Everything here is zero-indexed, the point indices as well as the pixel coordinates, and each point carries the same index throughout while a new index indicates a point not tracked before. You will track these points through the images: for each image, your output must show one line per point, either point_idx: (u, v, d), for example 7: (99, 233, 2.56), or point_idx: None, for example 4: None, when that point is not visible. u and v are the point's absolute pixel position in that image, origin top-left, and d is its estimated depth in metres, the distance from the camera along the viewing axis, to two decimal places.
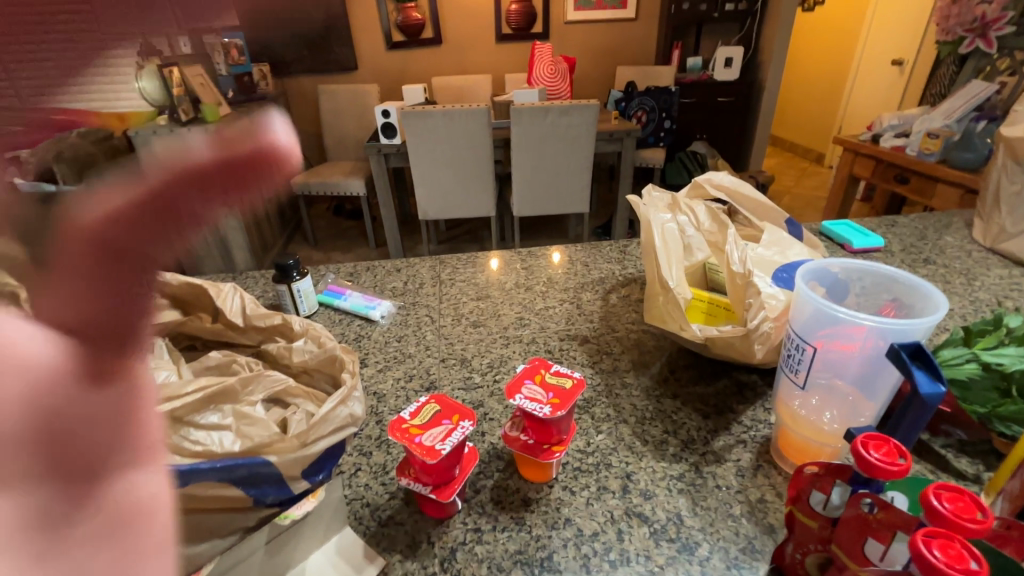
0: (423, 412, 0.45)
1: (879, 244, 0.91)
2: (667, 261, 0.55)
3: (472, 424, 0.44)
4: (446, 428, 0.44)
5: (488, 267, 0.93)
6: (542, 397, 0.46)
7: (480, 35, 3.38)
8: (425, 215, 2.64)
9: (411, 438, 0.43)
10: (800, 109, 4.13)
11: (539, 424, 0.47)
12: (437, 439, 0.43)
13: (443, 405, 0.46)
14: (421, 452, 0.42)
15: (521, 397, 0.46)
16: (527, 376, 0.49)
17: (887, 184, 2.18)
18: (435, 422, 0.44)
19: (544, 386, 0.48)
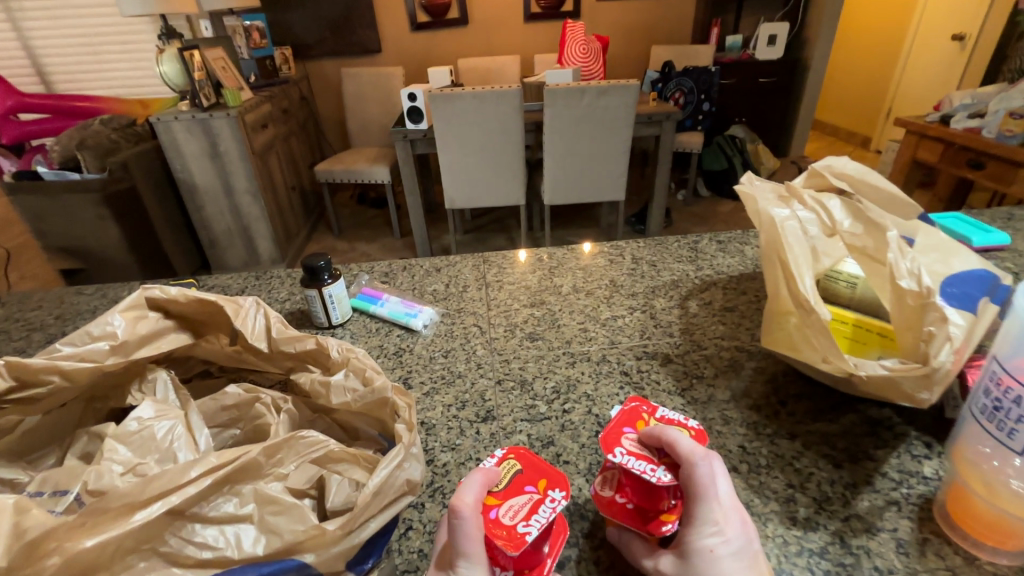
0: (502, 471, 0.37)
1: (1004, 242, 0.77)
2: (805, 271, 0.42)
3: (564, 497, 0.35)
4: (531, 500, 0.35)
5: (518, 260, 0.84)
6: (653, 456, 0.36)
7: (508, 14, 3.23)
8: (451, 204, 2.53)
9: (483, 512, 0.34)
10: (846, 90, 3.88)
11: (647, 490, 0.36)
12: (519, 516, 0.34)
13: (526, 465, 0.38)
14: (503, 533, 0.33)
15: (626, 453, 0.37)
16: (626, 423, 0.39)
17: (956, 169, 1.98)
18: (518, 493, 0.35)
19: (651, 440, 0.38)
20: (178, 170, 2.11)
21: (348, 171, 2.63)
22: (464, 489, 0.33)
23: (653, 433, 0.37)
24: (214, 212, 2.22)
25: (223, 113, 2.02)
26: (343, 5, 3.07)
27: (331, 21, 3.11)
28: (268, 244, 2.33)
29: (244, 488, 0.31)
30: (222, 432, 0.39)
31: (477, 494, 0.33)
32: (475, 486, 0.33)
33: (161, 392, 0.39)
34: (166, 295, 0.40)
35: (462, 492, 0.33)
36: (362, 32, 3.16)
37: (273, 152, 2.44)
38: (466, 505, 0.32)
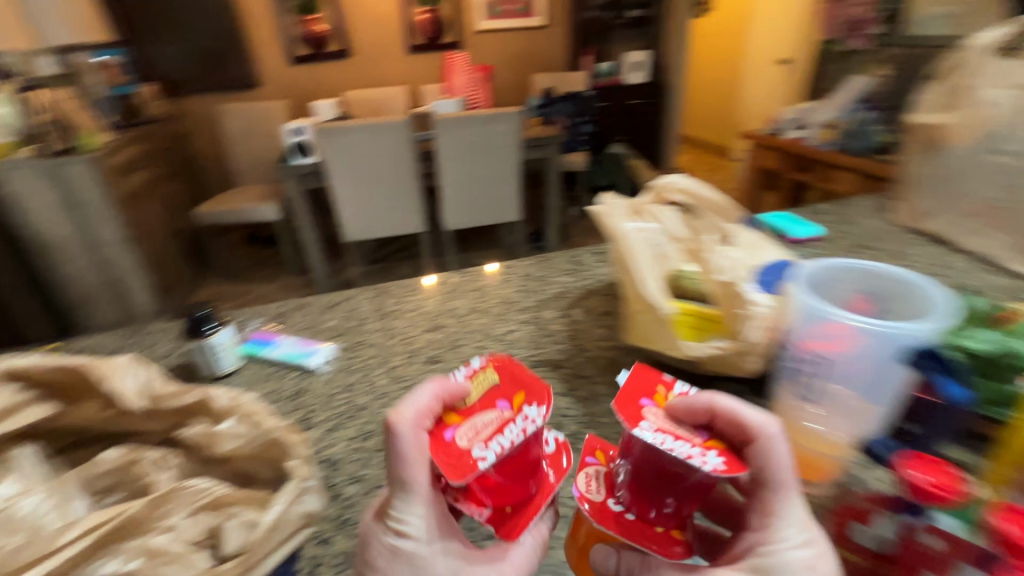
0: (475, 387, 0.41)
1: (819, 233, 0.94)
2: (648, 275, 0.50)
3: (533, 416, 0.37)
4: (497, 419, 0.38)
5: (421, 286, 0.87)
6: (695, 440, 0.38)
7: (389, 46, 3.28)
8: (349, 237, 2.48)
9: (444, 432, 0.39)
10: (703, 108, 4.41)
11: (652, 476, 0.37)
12: (473, 438, 0.37)
13: (502, 381, 0.41)
14: (454, 454, 0.37)
15: (656, 429, 0.37)
16: (647, 402, 0.40)
17: (792, 172, 2.34)
18: (488, 410, 0.40)
19: (681, 417, 0.39)
20: (25, 226, 1.87)
21: (234, 211, 2.48)
22: (402, 406, 0.37)
23: (706, 405, 0.39)
24: (75, 268, 1.99)
25: (78, 159, 1.82)
26: (213, 39, 2.93)
27: (200, 56, 2.95)
28: (145, 298, 2.12)
29: (126, 545, 0.31)
30: (103, 498, 0.38)
31: (424, 414, 0.38)
32: (428, 406, 0.38)
33: (24, 467, 0.37)
34: (23, 364, 0.38)
35: (403, 405, 0.37)
36: (236, 67, 3.04)
37: (143, 197, 2.23)
38: (401, 425, 0.36)
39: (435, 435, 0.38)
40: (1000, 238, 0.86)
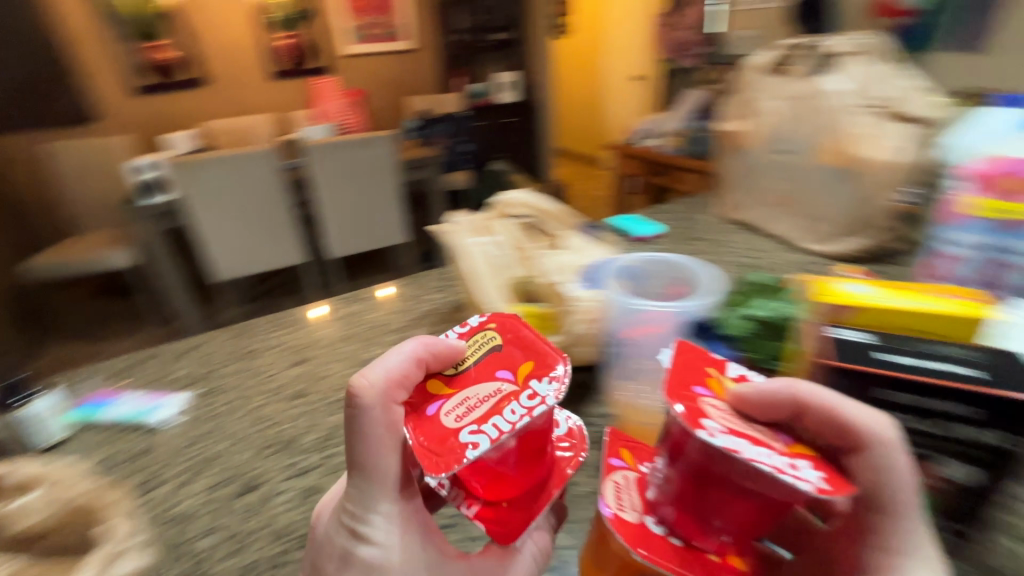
0: (472, 354, 0.43)
1: (659, 231, 1.09)
2: (488, 291, 0.56)
3: (542, 395, 0.38)
4: (495, 398, 0.39)
5: (309, 317, 0.85)
6: (781, 447, 0.34)
7: (249, 73, 3.14)
8: (218, 276, 2.28)
9: (430, 407, 0.40)
10: (575, 123, 4.73)
11: (732, 494, 0.33)
12: (457, 416, 0.39)
13: (504, 347, 0.44)
14: (440, 427, 0.38)
15: (725, 431, 0.33)
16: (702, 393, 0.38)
17: (650, 176, 2.60)
18: (487, 379, 0.41)
19: (758, 414, 0.37)
20: None
21: (75, 261, 2.19)
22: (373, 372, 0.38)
23: (791, 404, 0.36)
24: None
25: None
26: (31, 69, 2.60)
27: (15, 89, 2.60)
28: None
29: None
30: None
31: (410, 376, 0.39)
32: (408, 371, 0.39)
33: None
34: None
35: (378, 368, 0.38)
36: (65, 100, 2.72)
37: None
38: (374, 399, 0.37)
39: (429, 412, 0.39)
40: (789, 222, 1.04)
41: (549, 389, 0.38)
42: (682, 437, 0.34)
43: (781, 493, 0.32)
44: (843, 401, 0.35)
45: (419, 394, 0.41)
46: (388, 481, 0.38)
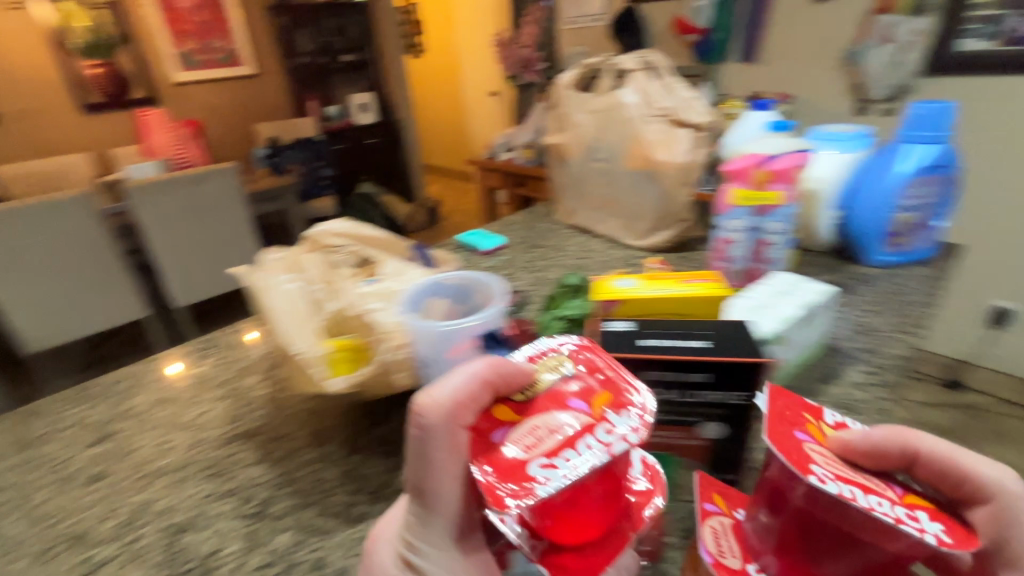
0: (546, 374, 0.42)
1: (502, 243, 1.17)
2: (295, 334, 0.55)
3: (623, 431, 0.35)
4: (571, 426, 0.37)
5: (166, 374, 0.77)
6: (893, 493, 0.34)
7: (51, 108, 2.71)
8: (28, 347, 1.93)
9: (497, 435, 0.39)
10: (442, 139, 4.78)
11: (845, 541, 0.34)
12: (526, 445, 0.37)
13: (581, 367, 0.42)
14: (509, 456, 0.37)
15: (835, 479, 0.33)
16: (800, 432, 0.38)
17: (512, 188, 2.70)
18: (560, 408, 0.39)
19: (862, 457, 0.36)
20: None
21: None
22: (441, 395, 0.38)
23: (900, 449, 0.36)
24: None
25: None
26: None
27: None
28: None
29: None
30: None
31: (477, 398, 0.38)
32: (477, 391, 0.39)
33: None
34: None
35: (443, 391, 0.38)
36: None
37: None
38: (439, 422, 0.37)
39: (499, 440, 0.38)
40: (614, 222, 1.15)
41: (630, 424, 0.36)
42: (793, 480, 0.35)
43: (895, 544, 0.32)
44: (953, 449, 0.35)
45: (487, 418, 0.40)
46: (452, 503, 0.40)
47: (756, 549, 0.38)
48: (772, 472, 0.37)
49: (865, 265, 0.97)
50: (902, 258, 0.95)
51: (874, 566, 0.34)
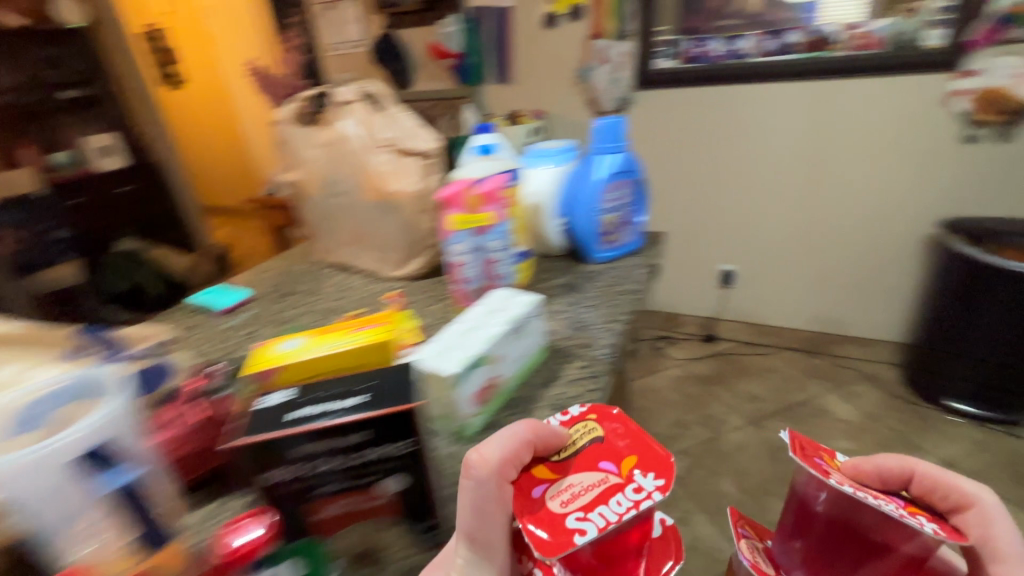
0: (575, 430, 0.54)
1: (246, 297, 1.06)
2: None
3: (651, 481, 0.47)
4: (595, 481, 0.49)
5: None
6: (897, 506, 0.52)
7: None
8: None
9: (534, 489, 0.49)
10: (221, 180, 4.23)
11: (859, 538, 0.54)
12: (564, 500, 0.47)
13: (597, 431, 0.54)
14: (550, 510, 0.47)
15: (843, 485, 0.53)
16: (821, 462, 0.58)
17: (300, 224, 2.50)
18: (591, 469, 0.51)
19: (879, 483, 0.54)
20: None
21: None
22: (494, 449, 0.47)
23: (906, 472, 0.53)
24: None
25: None
26: None
27: None
28: None
29: None
30: None
31: (527, 450, 0.49)
32: (525, 444, 0.49)
33: None
34: None
35: (496, 448, 0.47)
36: None
37: None
38: (493, 475, 0.46)
39: (542, 492, 0.48)
40: (368, 255, 1.12)
41: (646, 483, 0.47)
42: (820, 491, 0.57)
43: (904, 541, 0.51)
44: (955, 476, 0.51)
45: (528, 477, 0.50)
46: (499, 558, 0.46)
47: (787, 565, 0.59)
48: (806, 491, 0.58)
49: (590, 263, 1.08)
50: (617, 252, 1.09)
51: (888, 559, 0.52)
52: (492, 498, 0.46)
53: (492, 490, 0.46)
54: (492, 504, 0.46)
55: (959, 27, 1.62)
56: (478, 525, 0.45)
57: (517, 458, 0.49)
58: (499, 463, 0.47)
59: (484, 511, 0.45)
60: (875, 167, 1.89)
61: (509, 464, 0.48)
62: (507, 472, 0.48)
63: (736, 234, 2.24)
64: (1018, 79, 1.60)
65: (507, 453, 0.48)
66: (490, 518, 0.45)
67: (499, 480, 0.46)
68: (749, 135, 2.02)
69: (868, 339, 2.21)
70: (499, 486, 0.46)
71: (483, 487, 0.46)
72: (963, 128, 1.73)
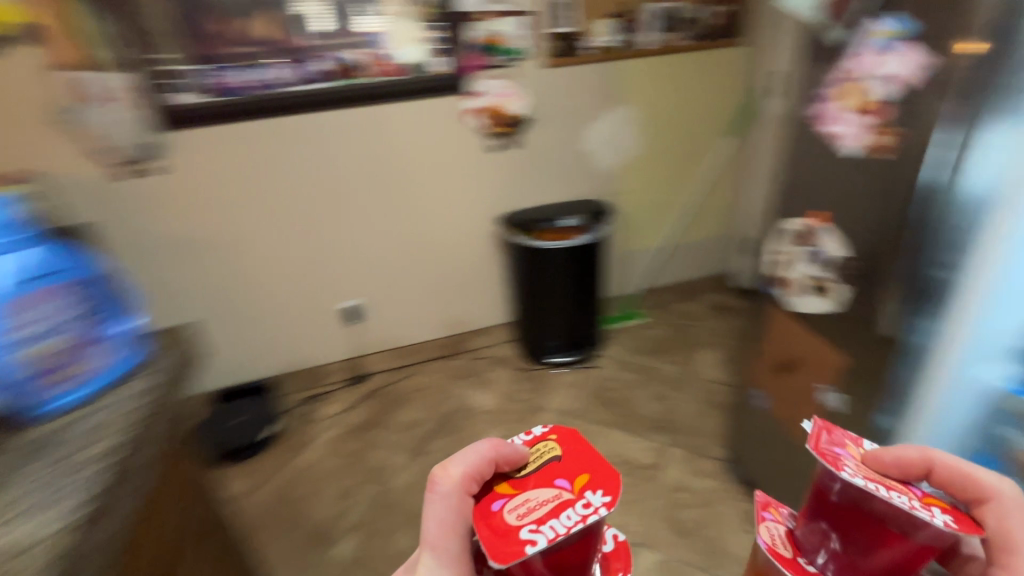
0: (537, 450, 0.64)
1: None
2: None
3: (601, 495, 0.55)
4: (553, 493, 0.57)
5: None
6: (917, 497, 0.54)
7: None
8: None
9: (495, 503, 0.59)
10: None
11: (875, 526, 0.53)
12: (523, 514, 0.56)
13: (561, 445, 0.64)
14: (509, 524, 0.55)
15: (864, 479, 0.54)
16: (838, 446, 0.59)
17: None
18: (548, 485, 0.59)
19: (894, 470, 0.57)
20: None
21: None
22: (458, 465, 0.59)
23: (929, 462, 0.57)
24: None
25: None
26: None
27: None
28: None
29: None
30: None
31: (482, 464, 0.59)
32: (483, 456, 0.60)
33: None
34: None
35: (456, 464, 0.59)
36: None
37: None
38: (448, 483, 0.58)
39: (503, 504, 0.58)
40: None
41: (598, 498, 0.55)
42: (833, 480, 0.56)
43: (918, 532, 0.52)
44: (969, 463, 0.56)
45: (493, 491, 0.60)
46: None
47: (805, 550, 0.59)
48: (819, 479, 0.58)
49: (41, 420, 0.64)
50: (87, 387, 0.67)
51: (903, 548, 0.53)
52: (442, 512, 0.57)
53: (441, 507, 0.57)
54: (440, 516, 0.57)
55: (453, 54, 1.85)
56: (433, 530, 0.57)
57: (471, 481, 0.58)
58: (453, 479, 0.58)
59: (433, 520, 0.57)
60: (437, 180, 2.04)
61: (458, 483, 0.58)
62: (461, 492, 0.58)
63: (343, 267, 2.10)
64: (507, 97, 1.96)
65: (457, 472, 0.58)
66: (435, 526, 0.57)
67: (446, 497, 0.57)
68: (318, 166, 1.89)
69: (488, 327, 2.44)
70: (446, 502, 0.57)
71: (440, 506, 0.57)
72: (485, 140, 2.02)
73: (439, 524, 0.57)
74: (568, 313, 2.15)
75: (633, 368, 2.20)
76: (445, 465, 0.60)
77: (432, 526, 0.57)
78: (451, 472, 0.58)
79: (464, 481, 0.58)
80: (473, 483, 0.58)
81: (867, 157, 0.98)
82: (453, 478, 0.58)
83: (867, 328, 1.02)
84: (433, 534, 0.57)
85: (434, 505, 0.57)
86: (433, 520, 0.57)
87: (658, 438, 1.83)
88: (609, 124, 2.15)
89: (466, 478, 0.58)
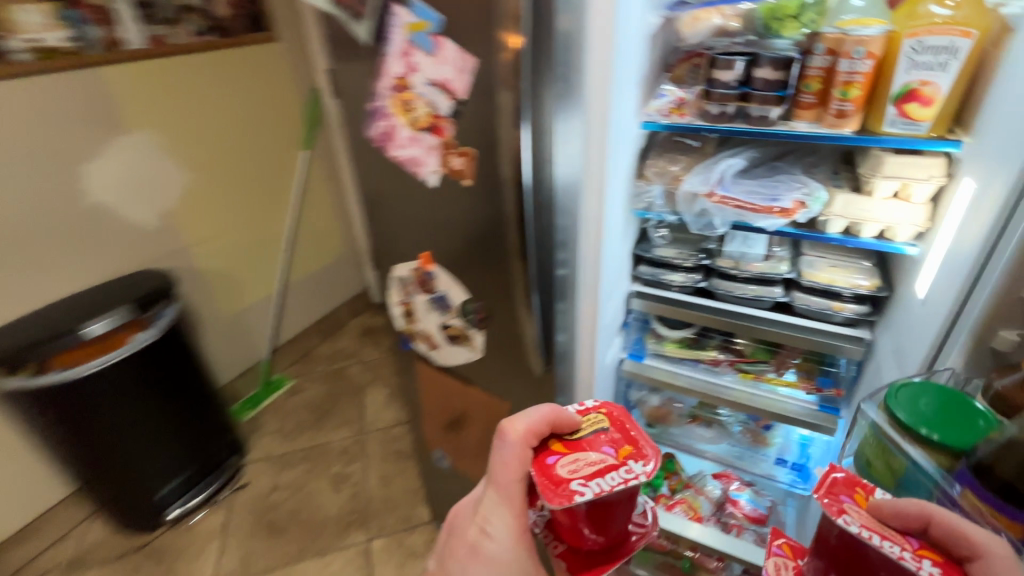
0: (586, 420, 0.65)
1: None
2: None
3: (644, 468, 0.57)
4: (605, 459, 0.59)
5: None
6: (910, 548, 0.46)
7: None
8: None
9: (550, 457, 0.60)
10: None
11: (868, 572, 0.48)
12: (572, 470, 0.58)
13: (612, 421, 0.65)
14: (561, 472, 0.58)
15: (861, 526, 0.48)
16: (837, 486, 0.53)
17: None
18: (596, 450, 0.60)
19: (890, 519, 0.49)
20: None
21: None
22: (524, 417, 0.61)
23: (924, 511, 0.47)
24: None
25: None
26: None
27: None
28: None
29: None
30: None
31: (542, 416, 0.62)
32: (543, 413, 0.62)
33: None
34: None
35: (520, 419, 0.61)
36: None
37: None
38: (515, 430, 0.60)
39: (559, 457, 0.60)
40: None
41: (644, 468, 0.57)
42: (829, 525, 0.51)
43: None
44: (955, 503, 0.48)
45: (546, 446, 0.62)
46: (509, 528, 0.59)
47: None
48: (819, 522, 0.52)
49: None
50: None
51: None
52: (506, 454, 0.60)
53: (504, 448, 0.60)
54: (503, 459, 0.60)
55: None
56: (499, 465, 0.60)
57: (539, 433, 0.61)
58: (524, 427, 0.60)
59: (497, 460, 0.60)
60: None
61: (524, 433, 0.60)
62: (526, 449, 0.60)
63: None
64: None
65: (525, 421, 0.61)
66: (500, 465, 0.60)
67: (509, 445, 0.60)
68: None
69: (46, 514, 1.48)
70: (513, 446, 0.60)
71: (504, 452, 0.60)
72: None
73: (498, 456, 0.60)
74: (169, 445, 1.44)
75: (297, 459, 1.71)
76: (510, 420, 0.63)
77: (500, 461, 0.60)
78: (520, 423, 0.60)
79: (531, 437, 0.60)
80: (535, 438, 0.61)
81: (446, 183, 0.77)
82: (514, 434, 0.60)
83: (521, 366, 0.89)
84: (496, 473, 0.60)
85: (500, 451, 0.60)
86: (498, 462, 0.60)
87: (355, 540, 1.46)
88: (121, 164, 1.46)
89: (537, 430, 0.61)
